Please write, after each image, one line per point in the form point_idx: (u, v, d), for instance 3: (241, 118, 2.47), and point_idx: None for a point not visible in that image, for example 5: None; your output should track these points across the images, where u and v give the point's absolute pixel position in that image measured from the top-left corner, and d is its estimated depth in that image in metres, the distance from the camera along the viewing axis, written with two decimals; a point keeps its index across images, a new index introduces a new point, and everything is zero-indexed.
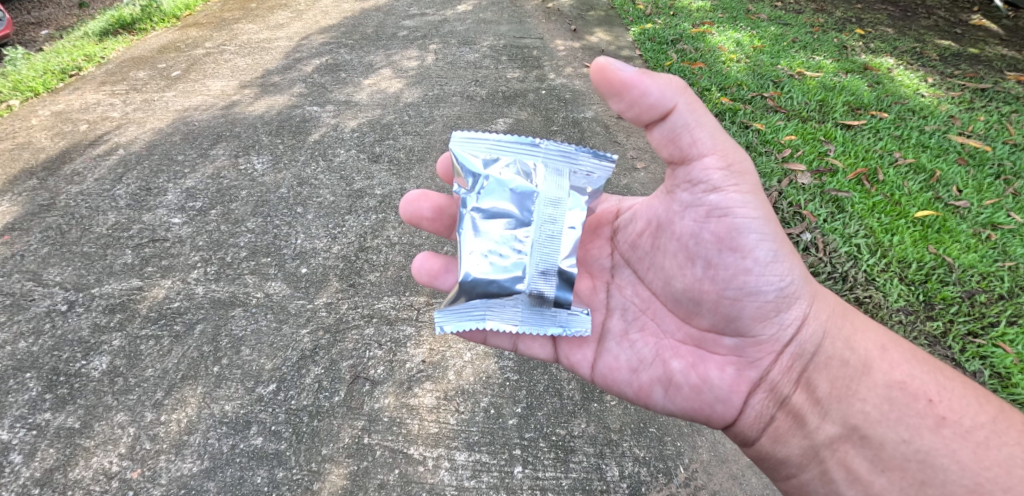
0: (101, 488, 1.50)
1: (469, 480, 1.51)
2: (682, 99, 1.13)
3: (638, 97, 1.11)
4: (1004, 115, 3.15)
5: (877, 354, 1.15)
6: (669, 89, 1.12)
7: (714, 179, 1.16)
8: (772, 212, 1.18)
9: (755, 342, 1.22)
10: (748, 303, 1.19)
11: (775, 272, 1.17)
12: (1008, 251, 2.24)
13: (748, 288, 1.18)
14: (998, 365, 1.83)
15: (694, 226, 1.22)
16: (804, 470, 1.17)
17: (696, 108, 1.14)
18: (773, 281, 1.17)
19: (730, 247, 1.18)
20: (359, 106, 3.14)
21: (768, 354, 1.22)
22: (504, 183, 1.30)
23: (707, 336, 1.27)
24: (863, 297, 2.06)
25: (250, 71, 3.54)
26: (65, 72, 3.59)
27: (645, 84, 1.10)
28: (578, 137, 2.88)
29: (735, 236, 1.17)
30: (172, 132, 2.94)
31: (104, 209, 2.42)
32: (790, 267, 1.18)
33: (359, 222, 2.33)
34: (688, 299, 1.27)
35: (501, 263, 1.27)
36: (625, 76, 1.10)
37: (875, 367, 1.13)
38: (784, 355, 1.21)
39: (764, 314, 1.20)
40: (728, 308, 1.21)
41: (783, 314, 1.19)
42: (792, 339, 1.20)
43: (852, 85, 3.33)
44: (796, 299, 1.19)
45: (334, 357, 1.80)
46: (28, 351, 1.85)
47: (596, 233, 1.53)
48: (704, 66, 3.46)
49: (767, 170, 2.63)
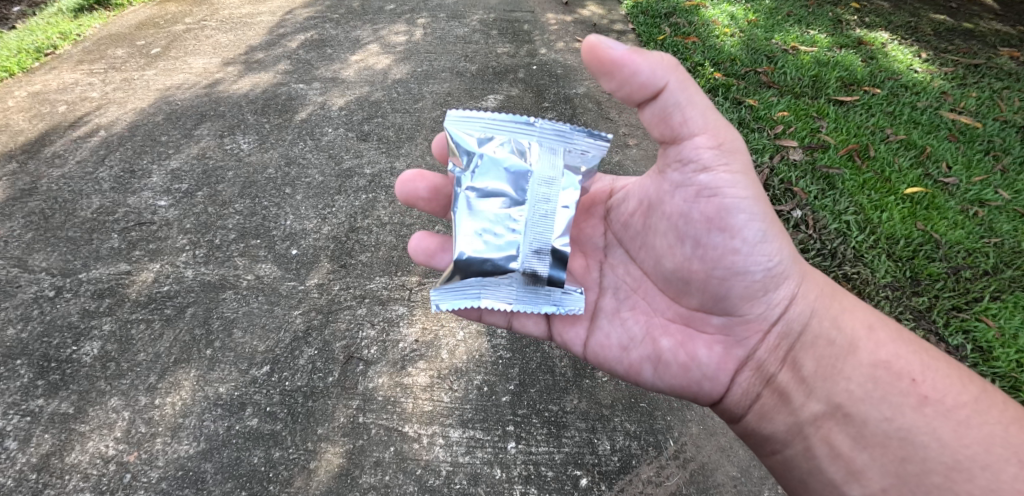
0: (98, 471, 1.51)
1: (463, 456, 1.53)
2: (673, 78, 1.11)
3: (630, 76, 1.09)
4: (995, 91, 3.14)
5: (863, 333, 1.16)
6: (660, 66, 1.09)
7: (704, 158, 1.14)
8: (762, 192, 1.17)
9: (742, 321, 1.24)
10: (736, 282, 1.20)
11: (763, 253, 1.17)
12: (994, 227, 2.28)
13: (735, 269, 1.19)
14: (980, 339, 1.87)
15: (683, 207, 1.21)
16: (788, 447, 1.19)
17: (689, 87, 1.12)
18: (761, 261, 1.18)
19: (718, 228, 1.17)
20: (346, 83, 3.07)
21: (755, 333, 1.23)
22: (498, 163, 1.30)
23: (696, 315, 1.28)
24: (851, 273, 2.08)
25: (233, 47, 3.44)
26: (39, 50, 3.46)
27: (636, 62, 1.08)
28: (569, 114, 2.85)
29: (723, 216, 1.16)
30: (155, 112, 2.86)
31: (87, 192, 2.38)
32: (779, 248, 1.18)
33: (349, 202, 2.30)
34: (677, 279, 1.28)
35: (496, 241, 1.27)
36: (617, 54, 1.08)
37: (860, 347, 1.15)
38: (770, 333, 1.22)
39: (751, 294, 1.20)
40: (717, 287, 1.22)
41: (769, 293, 1.20)
42: (778, 318, 1.22)
43: (846, 60, 3.29)
44: (783, 279, 1.20)
45: (327, 338, 1.80)
46: (17, 338, 1.83)
47: (590, 212, 1.52)
48: (698, 41, 3.40)
49: (759, 146, 2.62)
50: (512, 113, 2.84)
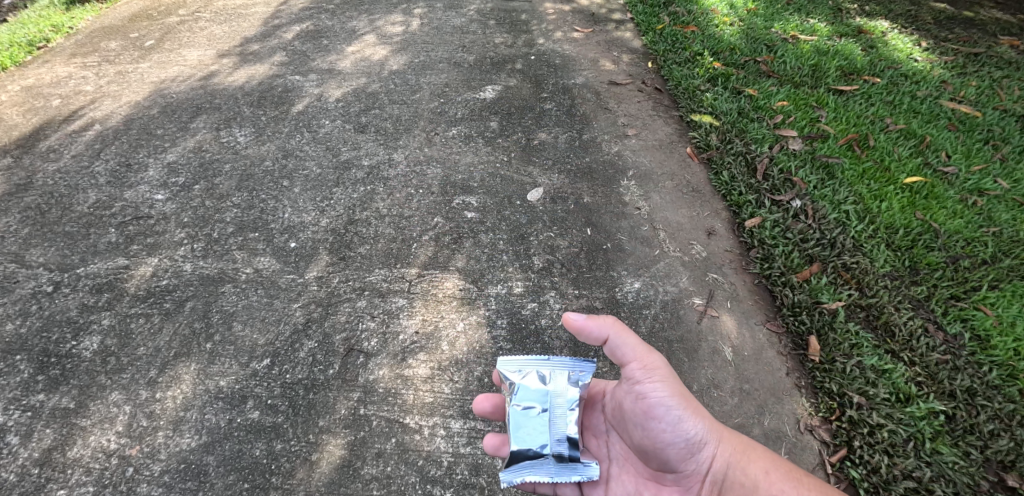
0: (100, 465, 1.51)
1: (464, 447, 1.54)
2: (614, 330, 1.31)
3: (583, 337, 1.32)
4: (995, 80, 3.13)
5: (763, 477, 1.24)
6: (605, 325, 1.31)
7: (635, 373, 1.31)
8: (677, 381, 1.30)
9: (686, 476, 1.29)
10: (670, 451, 1.28)
11: (688, 426, 1.27)
12: (993, 216, 2.28)
13: (669, 443, 1.27)
14: (978, 328, 1.88)
15: (630, 404, 1.33)
16: None
17: (625, 331, 1.31)
18: (686, 433, 1.27)
19: (652, 415, 1.28)
20: (343, 74, 3.04)
21: (696, 483, 1.29)
22: (534, 388, 1.34)
23: (656, 476, 1.32)
24: (850, 262, 2.07)
25: (227, 39, 3.40)
26: (31, 44, 3.42)
27: (588, 327, 1.30)
28: (568, 105, 2.83)
29: (653, 406, 1.28)
30: (150, 105, 2.84)
31: (83, 187, 2.36)
32: (700, 419, 1.27)
33: (347, 194, 2.29)
34: (637, 452, 1.34)
35: (534, 431, 1.30)
36: (577, 322, 1.30)
37: (762, 489, 1.22)
38: (705, 483, 1.28)
39: (686, 459, 1.27)
40: (661, 454, 1.29)
41: (698, 455, 1.27)
42: (711, 470, 1.27)
43: (846, 49, 3.27)
44: (708, 442, 1.27)
45: (327, 330, 1.80)
46: (15, 333, 1.83)
47: (592, 405, 1.46)
48: (697, 30, 3.37)
49: (759, 136, 2.61)
50: (511, 104, 2.82)
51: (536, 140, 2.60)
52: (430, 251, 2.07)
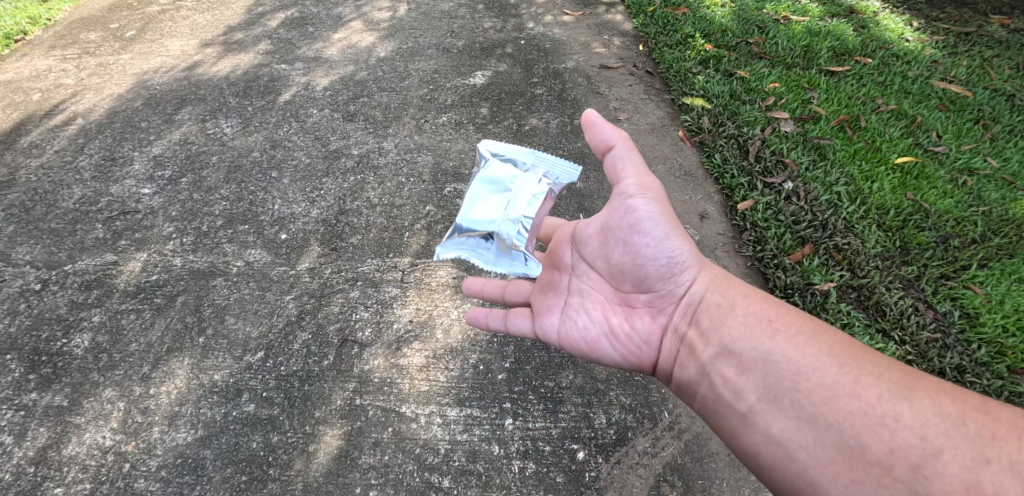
0: (97, 462, 1.50)
1: (461, 434, 1.54)
2: (618, 138, 1.29)
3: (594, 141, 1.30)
4: (985, 60, 3.12)
5: (743, 300, 1.19)
6: (612, 132, 1.29)
7: (629, 188, 1.27)
8: (668, 202, 1.26)
9: (660, 297, 1.27)
10: (648, 267, 1.26)
11: (670, 247, 1.24)
12: (982, 195, 2.29)
13: (649, 259, 1.25)
14: (967, 306, 1.90)
15: (615, 218, 1.30)
16: (699, 393, 1.15)
17: (630, 148, 1.29)
18: (666, 253, 1.24)
19: (634, 231, 1.25)
20: (330, 62, 2.99)
21: (669, 305, 1.26)
22: (496, 174, 1.36)
23: (631, 300, 1.30)
24: (842, 243, 2.08)
25: (210, 28, 3.33)
26: (8, 37, 3.33)
27: (596, 127, 1.29)
28: (559, 90, 2.80)
29: (638, 221, 1.25)
30: (133, 97, 2.78)
31: (68, 183, 2.32)
32: (682, 243, 1.25)
33: (338, 184, 2.26)
34: (614, 271, 1.32)
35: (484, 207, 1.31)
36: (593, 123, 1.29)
37: (738, 306, 1.17)
38: (680, 307, 1.25)
39: (662, 276, 1.25)
40: (638, 271, 1.27)
41: (676, 276, 1.25)
42: (687, 292, 1.25)
43: (837, 29, 3.25)
44: (688, 266, 1.25)
45: (321, 321, 1.79)
46: (5, 332, 1.80)
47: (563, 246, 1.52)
48: (688, 12, 3.33)
49: (750, 118, 2.59)
50: (501, 89, 2.79)
51: (527, 125, 2.57)
52: (423, 240, 2.05)
